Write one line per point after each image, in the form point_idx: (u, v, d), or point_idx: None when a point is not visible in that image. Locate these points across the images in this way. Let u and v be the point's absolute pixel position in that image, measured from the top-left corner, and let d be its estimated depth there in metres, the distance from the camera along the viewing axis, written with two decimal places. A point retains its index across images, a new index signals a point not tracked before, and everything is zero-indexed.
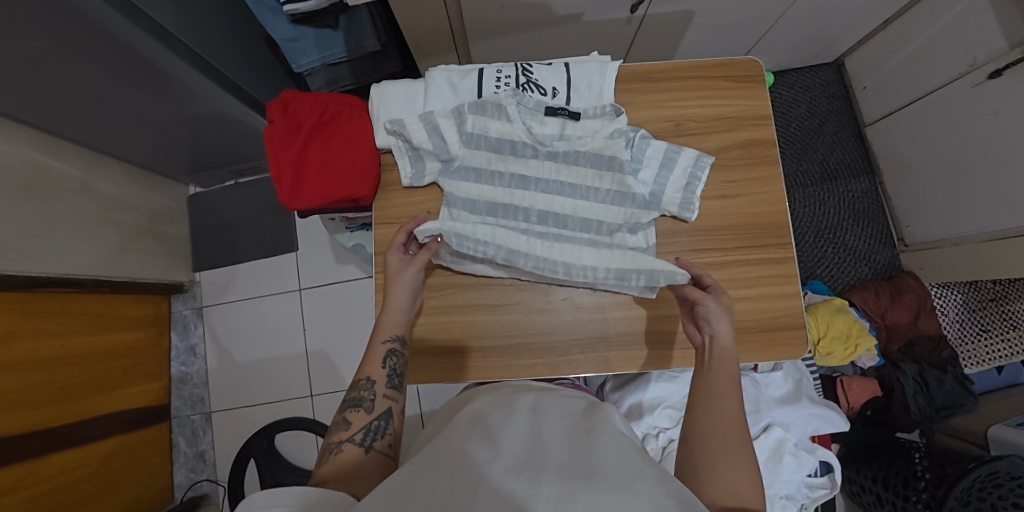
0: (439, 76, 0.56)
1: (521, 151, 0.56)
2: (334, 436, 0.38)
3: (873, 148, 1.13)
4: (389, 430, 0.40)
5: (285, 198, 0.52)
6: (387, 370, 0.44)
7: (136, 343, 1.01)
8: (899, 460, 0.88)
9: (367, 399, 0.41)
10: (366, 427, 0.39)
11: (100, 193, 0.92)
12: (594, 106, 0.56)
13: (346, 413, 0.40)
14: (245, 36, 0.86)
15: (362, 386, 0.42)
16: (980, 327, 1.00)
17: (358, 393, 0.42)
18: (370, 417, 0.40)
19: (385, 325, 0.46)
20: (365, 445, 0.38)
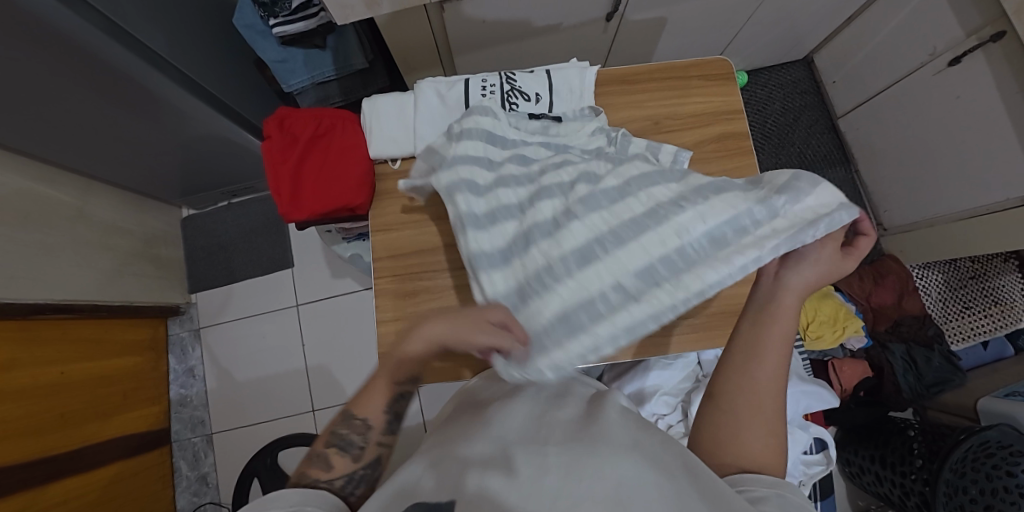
0: (426, 87, 0.58)
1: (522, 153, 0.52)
2: (311, 472, 0.38)
3: (847, 139, 1.17)
4: (374, 474, 0.40)
5: (284, 210, 0.54)
6: (387, 416, 0.40)
7: (134, 368, 1.01)
8: (894, 437, 0.90)
9: (357, 443, 0.39)
10: (352, 475, 0.38)
11: (94, 219, 0.93)
12: (574, 108, 0.59)
13: (330, 453, 0.39)
14: (235, 59, 0.88)
15: (356, 425, 0.40)
16: (963, 305, 1.04)
17: (348, 433, 0.40)
18: (354, 464, 0.39)
19: (394, 364, 0.39)
20: (347, 493, 0.38)
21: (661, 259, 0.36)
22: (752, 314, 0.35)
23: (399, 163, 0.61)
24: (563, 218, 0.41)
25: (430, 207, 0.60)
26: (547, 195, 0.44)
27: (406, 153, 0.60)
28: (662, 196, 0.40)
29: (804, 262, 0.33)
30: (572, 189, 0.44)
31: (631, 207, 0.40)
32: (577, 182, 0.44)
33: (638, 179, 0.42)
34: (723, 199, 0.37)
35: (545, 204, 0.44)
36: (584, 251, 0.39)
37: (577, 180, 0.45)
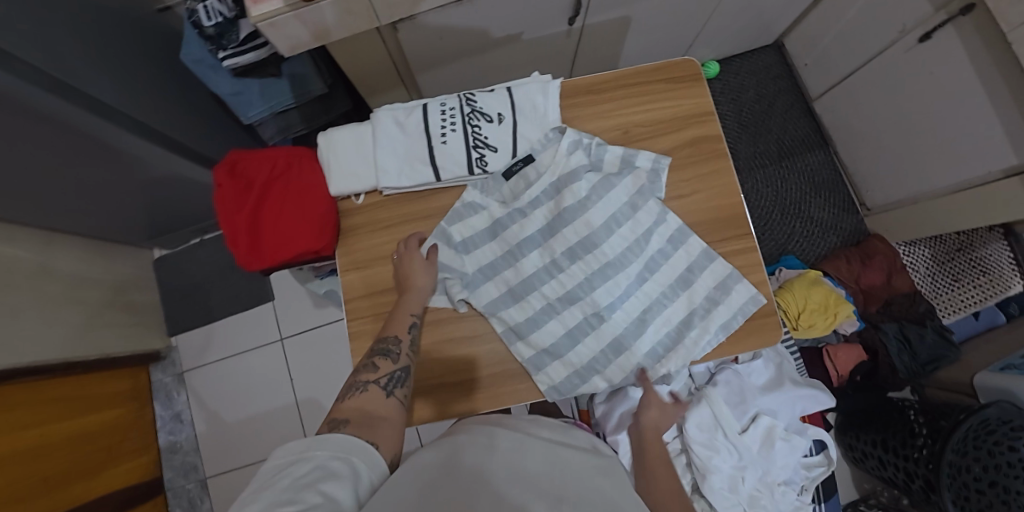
0: (385, 118, 0.56)
1: (534, 234, 0.56)
2: (362, 376, 0.41)
3: (823, 121, 1.17)
4: (408, 383, 0.43)
5: (243, 260, 0.52)
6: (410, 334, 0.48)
7: (118, 420, 0.98)
8: (895, 419, 0.90)
9: (395, 351, 0.45)
10: (391, 375, 0.42)
11: (59, 271, 0.89)
12: (542, 126, 0.56)
13: (375, 359, 0.43)
14: (189, 95, 0.85)
15: (390, 340, 0.46)
16: (952, 277, 1.04)
17: (386, 344, 0.45)
18: (394, 366, 0.43)
19: (412, 299, 0.51)
20: (389, 387, 0.40)
21: (660, 342, 0.54)
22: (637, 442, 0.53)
23: (364, 197, 0.58)
24: (593, 321, 0.54)
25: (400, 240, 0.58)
26: (576, 300, 0.54)
27: (370, 187, 0.57)
28: (653, 293, 0.55)
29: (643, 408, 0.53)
30: (594, 290, 0.54)
31: (637, 305, 0.55)
32: (592, 281, 0.54)
33: (635, 278, 0.55)
34: (685, 296, 0.55)
35: (574, 307, 0.54)
36: (614, 345, 0.54)
37: (595, 276, 0.54)
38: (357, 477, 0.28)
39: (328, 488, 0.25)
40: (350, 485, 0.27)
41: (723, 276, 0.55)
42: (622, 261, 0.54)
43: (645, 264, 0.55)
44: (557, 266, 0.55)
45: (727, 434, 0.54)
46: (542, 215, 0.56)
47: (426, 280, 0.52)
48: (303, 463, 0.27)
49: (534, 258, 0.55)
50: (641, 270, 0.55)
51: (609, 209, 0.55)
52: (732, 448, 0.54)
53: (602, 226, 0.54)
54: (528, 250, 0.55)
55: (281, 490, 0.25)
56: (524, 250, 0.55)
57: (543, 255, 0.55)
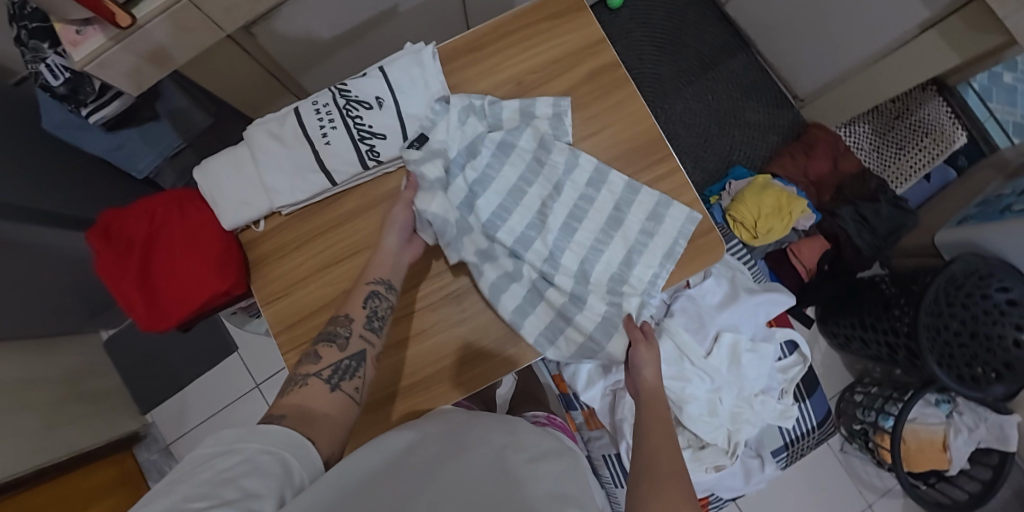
0: (258, 132, 0.51)
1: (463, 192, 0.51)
2: (303, 368, 0.38)
3: (738, 23, 1.13)
4: (360, 371, 0.40)
5: (145, 324, 0.48)
6: (368, 310, 0.44)
7: (121, 506, 0.94)
8: (869, 296, 0.90)
9: (343, 334, 0.42)
10: (336, 366, 0.39)
11: (7, 377, 0.81)
12: (426, 102, 0.52)
13: (319, 346, 0.40)
14: (71, 162, 0.78)
15: (341, 321, 0.43)
16: (897, 146, 1.03)
17: (335, 328, 0.42)
18: (342, 355, 0.40)
19: (373, 267, 0.47)
20: (333, 382, 0.37)
21: (607, 294, 0.51)
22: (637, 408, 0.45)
23: (265, 223, 0.54)
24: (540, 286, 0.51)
25: (329, 247, 0.54)
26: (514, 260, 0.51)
27: (266, 211, 0.53)
28: (585, 241, 0.52)
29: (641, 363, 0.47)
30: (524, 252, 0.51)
31: (573, 259, 0.52)
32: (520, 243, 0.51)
33: (562, 230, 0.52)
34: (620, 235, 0.53)
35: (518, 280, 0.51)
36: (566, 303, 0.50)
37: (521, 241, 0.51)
38: (290, 472, 0.26)
39: (257, 483, 0.23)
40: (278, 479, 0.25)
41: (652, 206, 0.53)
42: (544, 219, 0.52)
43: (570, 210, 0.53)
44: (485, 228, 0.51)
45: (693, 361, 0.52)
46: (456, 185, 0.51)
47: (391, 241, 0.48)
48: (231, 455, 0.25)
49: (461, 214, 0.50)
50: (566, 218, 0.52)
51: (516, 173, 0.53)
52: (701, 373, 0.53)
53: (510, 196, 0.52)
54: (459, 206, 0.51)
55: (200, 482, 0.22)
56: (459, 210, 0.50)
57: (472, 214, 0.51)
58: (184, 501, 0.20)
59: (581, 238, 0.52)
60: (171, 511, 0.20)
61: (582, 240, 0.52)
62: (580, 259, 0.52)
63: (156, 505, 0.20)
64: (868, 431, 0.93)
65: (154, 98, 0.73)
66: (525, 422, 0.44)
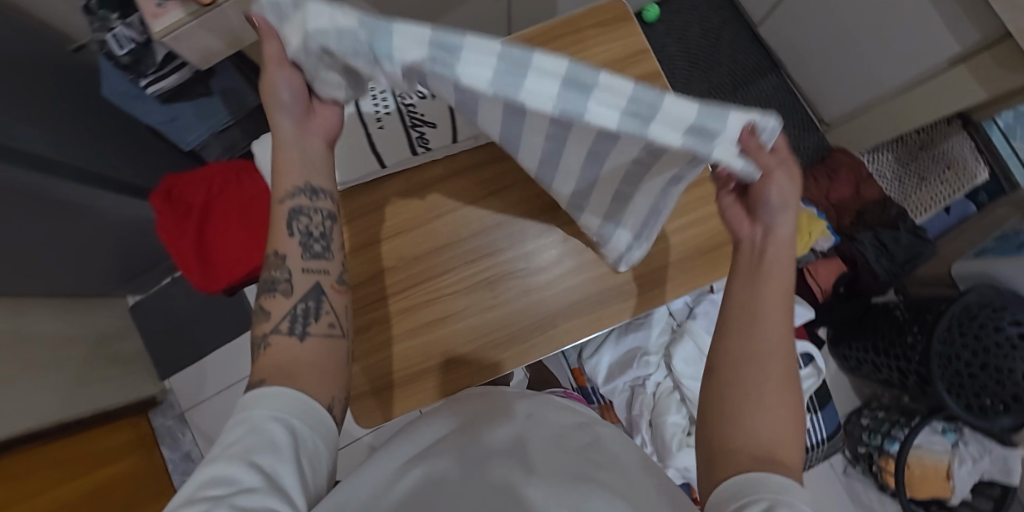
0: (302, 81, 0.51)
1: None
2: (259, 329, 0.34)
3: (771, 45, 1.16)
4: (325, 308, 0.35)
5: (198, 285, 0.51)
6: (300, 235, 0.35)
7: (131, 469, 0.97)
8: (881, 321, 0.92)
9: (283, 279, 0.34)
10: (292, 313, 0.34)
11: (39, 334, 0.86)
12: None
13: (263, 299, 0.35)
14: (124, 131, 0.82)
15: (274, 262, 0.35)
16: (920, 176, 1.06)
17: (270, 274, 0.35)
18: (292, 300, 0.34)
19: (284, 173, 0.35)
20: (298, 331, 0.33)
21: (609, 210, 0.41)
22: (746, 267, 0.33)
23: None
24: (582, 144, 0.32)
25: (404, 213, 0.57)
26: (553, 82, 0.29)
27: None
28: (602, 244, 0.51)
29: (777, 201, 0.30)
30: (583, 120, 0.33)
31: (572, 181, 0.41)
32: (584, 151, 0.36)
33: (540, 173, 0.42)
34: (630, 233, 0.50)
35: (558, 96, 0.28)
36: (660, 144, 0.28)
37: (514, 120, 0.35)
38: (301, 439, 0.27)
39: (268, 456, 0.25)
40: (287, 452, 0.26)
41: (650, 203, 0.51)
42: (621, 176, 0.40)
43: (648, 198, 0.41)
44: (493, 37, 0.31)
45: None
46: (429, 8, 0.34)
47: (284, 123, 0.34)
48: (237, 429, 0.27)
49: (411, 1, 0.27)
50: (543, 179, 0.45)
51: None
52: None
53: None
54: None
55: (217, 463, 0.24)
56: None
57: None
58: (200, 487, 0.23)
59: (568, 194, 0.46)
60: (189, 500, 0.22)
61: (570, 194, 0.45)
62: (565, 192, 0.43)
63: (187, 489, 0.23)
64: (872, 454, 0.94)
65: (209, 75, 0.76)
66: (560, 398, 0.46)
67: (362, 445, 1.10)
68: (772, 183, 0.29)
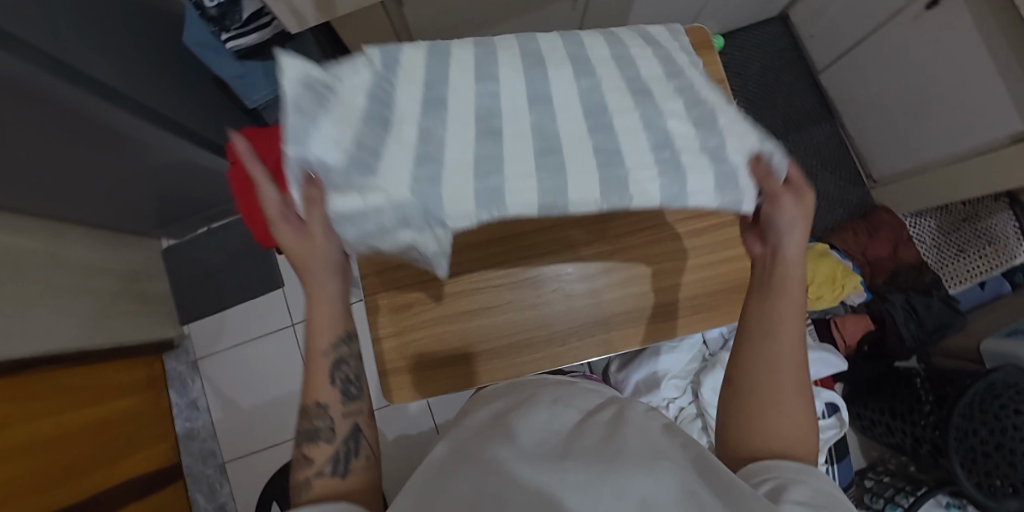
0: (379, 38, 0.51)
1: (425, 86, 0.28)
2: (299, 475, 0.33)
3: (830, 93, 1.17)
4: (362, 445, 0.36)
5: (259, 237, 0.52)
6: (338, 386, 0.36)
7: (136, 407, 0.99)
8: (901, 389, 0.91)
9: (324, 426, 0.35)
10: (334, 455, 0.34)
11: (70, 262, 0.89)
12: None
13: (305, 449, 0.34)
14: (194, 79, 0.84)
15: (314, 413, 0.36)
16: (957, 248, 1.04)
17: (312, 423, 0.35)
18: (333, 446, 0.35)
19: (319, 332, 0.35)
20: (341, 472, 0.34)
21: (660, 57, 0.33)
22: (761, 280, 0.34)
23: None
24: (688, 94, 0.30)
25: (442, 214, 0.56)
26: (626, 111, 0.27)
27: None
28: None
29: (784, 225, 0.30)
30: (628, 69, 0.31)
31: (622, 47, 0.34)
32: (608, 45, 0.33)
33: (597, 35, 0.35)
34: None
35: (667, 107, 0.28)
36: (697, 115, 0.28)
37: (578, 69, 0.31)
38: None
39: None
40: None
41: None
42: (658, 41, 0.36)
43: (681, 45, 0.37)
44: (551, 96, 0.27)
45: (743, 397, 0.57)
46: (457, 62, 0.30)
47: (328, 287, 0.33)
48: None
49: (450, 126, 0.25)
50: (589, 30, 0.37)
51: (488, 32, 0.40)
52: None
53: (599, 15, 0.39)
54: (428, 113, 0.26)
55: None
56: (433, 118, 0.25)
57: (471, 103, 0.27)
58: None
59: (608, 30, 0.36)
60: None
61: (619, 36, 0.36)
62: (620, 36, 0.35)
63: None
64: None
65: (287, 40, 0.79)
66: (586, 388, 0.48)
67: None
68: (780, 206, 0.29)
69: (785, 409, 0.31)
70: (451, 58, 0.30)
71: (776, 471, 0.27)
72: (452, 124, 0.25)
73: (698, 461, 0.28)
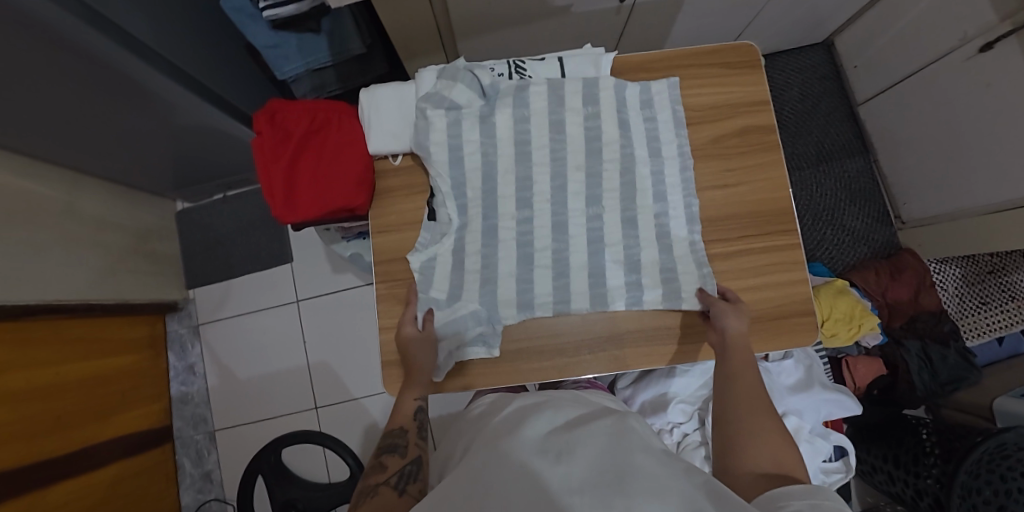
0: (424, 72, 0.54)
1: (487, 217, 0.55)
2: (371, 479, 0.42)
3: (867, 127, 1.15)
4: (419, 476, 0.43)
5: (279, 212, 0.50)
6: (417, 422, 0.48)
7: (134, 365, 0.99)
8: (907, 437, 0.88)
9: (400, 444, 0.45)
10: (401, 472, 0.43)
11: (84, 213, 0.88)
12: (578, 109, 0.55)
13: (383, 458, 0.44)
14: (227, 44, 0.83)
15: (395, 434, 0.47)
16: (980, 300, 1.00)
17: (392, 439, 0.46)
18: (404, 461, 0.44)
19: (411, 384, 0.50)
20: (400, 487, 0.41)
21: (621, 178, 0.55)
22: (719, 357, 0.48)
23: (401, 159, 0.57)
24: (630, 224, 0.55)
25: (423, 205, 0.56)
26: (588, 242, 0.54)
27: (407, 147, 0.56)
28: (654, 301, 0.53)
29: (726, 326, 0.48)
30: (592, 210, 0.55)
31: (608, 163, 0.55)
32: (589, 180, 0.55)
33: (586, 151, 0.55)
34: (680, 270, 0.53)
35: (615, 243, 0.54)
36: (631, 246, 0.55)
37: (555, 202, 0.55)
38: None
39: None
40: None
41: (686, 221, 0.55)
42: (632, 170, 0.55)
43: (682, 184, 0.55)
44: (565, 226, 0.55)
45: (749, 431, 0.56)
46: (506, 200, 0.55)
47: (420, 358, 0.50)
48: None
49: (503, 254, 0.54)
50: (583, 149, 0.55)
51: (513, 122, 0.55)
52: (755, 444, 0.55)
53: (621, 132, 0.56)
54: (491, 243, 0.54)
55: None
56: (493, 249, 0.54)
57: (511, 233, 0.54)
58: None
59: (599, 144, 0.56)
60: None
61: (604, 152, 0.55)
62: (605, 148, 0.56)
63: None
64: None
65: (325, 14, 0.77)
66: (592, 403, 0.47)
67: (357, 405, 1.09)
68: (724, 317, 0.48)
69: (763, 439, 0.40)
70: (500, 188, 0.55)
71: (787, 500, 0.29)
72: (502, 259, 0.54)
73: (711, 493, 0.28)
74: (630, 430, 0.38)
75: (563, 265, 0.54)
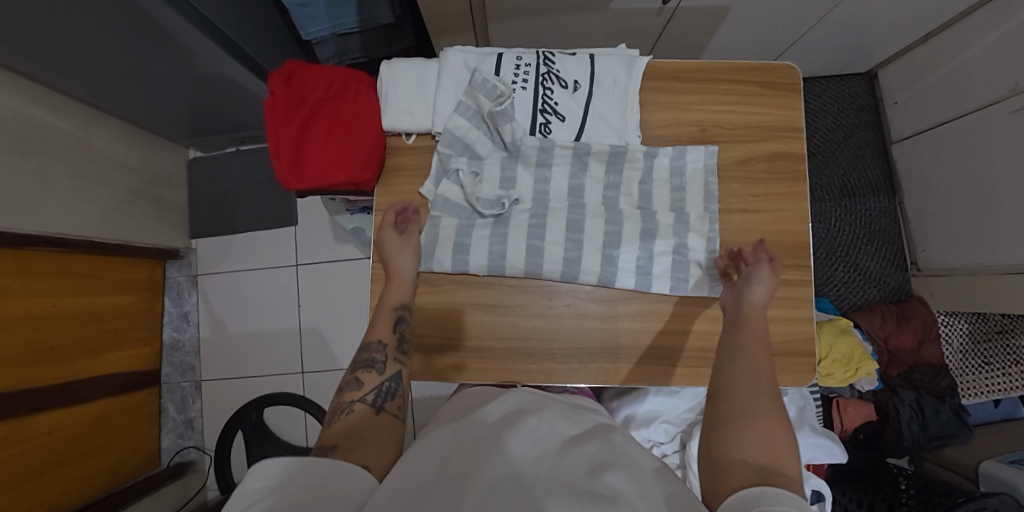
0: (446, 128, 0.52)
1: (494, 270, 0.53)
2: (346, 396, 0.40)
3: (897, 167, 1.11)
4: (398, 391, 0.42)
5: (282, 176, 0.49)
6: (397, 334, 0.46)
7: (130, 306, 1.00)
8: (886, 486, 0.87)
9: (378, 360, 0.43)
10: (378, 388, 0.41)
11: (95, 150, 0.88)
12: (599, 177, 0.54)
13: (358, 373, 0.42)
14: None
15: (373, 348, 0.44)
16: (983, 360, 0.99)
17: (370, 355, 0.43)
18: (381, 378, 0.42)
19: (394, 292, 0.49)
20: (377, 405, 0.40)
21: (637, 241, 0.53)
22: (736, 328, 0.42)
23: (414, 138, 0.55)
24: (640, 283, 0.53)
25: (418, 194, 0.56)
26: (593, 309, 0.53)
27: (423, 129, 0.54)
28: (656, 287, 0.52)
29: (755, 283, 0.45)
30: (601, 281, 0.53)
31: (628, 230, 0.54)
32: (601, 246, 0.53)
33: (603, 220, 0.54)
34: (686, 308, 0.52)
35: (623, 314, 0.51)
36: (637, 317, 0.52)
37: (566, 262, 0.53)
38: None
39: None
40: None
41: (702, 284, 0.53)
42: (648, 242, 0.53)
43: (704, 263, 0.53)
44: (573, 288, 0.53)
45: None
46: (516, 256, 0.53)
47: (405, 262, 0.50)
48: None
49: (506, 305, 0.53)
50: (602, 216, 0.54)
51: (532, 178, 0.54)
52: None
53: (641, 202, 0.54)
54: None
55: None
56: None
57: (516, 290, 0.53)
58: None
59: (619, 211, 0.54)
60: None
61: (622, 219, 0.54)
62: (625, 215, 0.54)
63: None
64: None
65: None
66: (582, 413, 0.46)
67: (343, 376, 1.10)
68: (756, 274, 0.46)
69: (768, 432, 0.30)
70: (512, 243, 0.53)
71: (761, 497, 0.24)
72: None
73: None
74: (616, 450, 0.36)
75: (572, 267, 0.53)
